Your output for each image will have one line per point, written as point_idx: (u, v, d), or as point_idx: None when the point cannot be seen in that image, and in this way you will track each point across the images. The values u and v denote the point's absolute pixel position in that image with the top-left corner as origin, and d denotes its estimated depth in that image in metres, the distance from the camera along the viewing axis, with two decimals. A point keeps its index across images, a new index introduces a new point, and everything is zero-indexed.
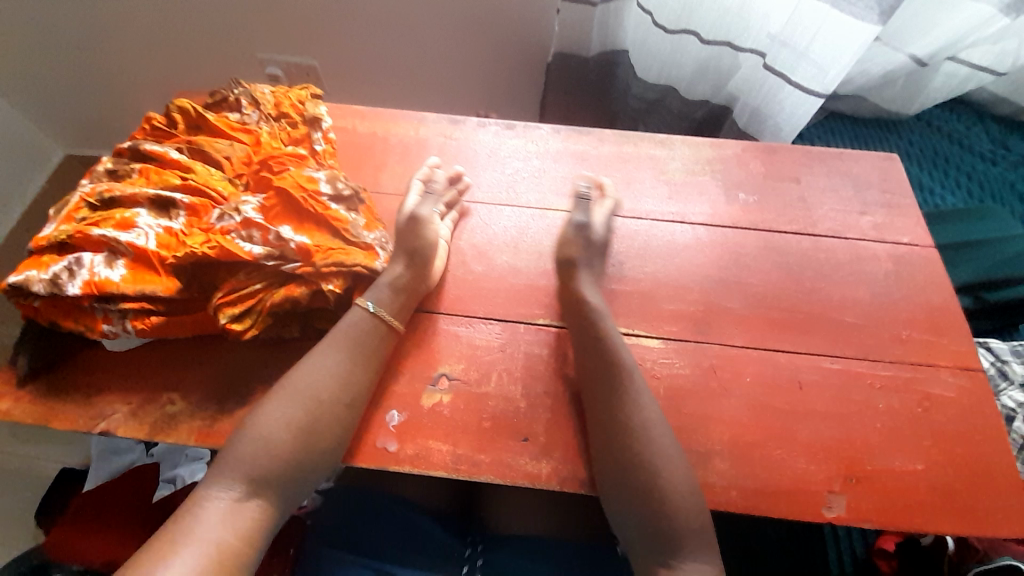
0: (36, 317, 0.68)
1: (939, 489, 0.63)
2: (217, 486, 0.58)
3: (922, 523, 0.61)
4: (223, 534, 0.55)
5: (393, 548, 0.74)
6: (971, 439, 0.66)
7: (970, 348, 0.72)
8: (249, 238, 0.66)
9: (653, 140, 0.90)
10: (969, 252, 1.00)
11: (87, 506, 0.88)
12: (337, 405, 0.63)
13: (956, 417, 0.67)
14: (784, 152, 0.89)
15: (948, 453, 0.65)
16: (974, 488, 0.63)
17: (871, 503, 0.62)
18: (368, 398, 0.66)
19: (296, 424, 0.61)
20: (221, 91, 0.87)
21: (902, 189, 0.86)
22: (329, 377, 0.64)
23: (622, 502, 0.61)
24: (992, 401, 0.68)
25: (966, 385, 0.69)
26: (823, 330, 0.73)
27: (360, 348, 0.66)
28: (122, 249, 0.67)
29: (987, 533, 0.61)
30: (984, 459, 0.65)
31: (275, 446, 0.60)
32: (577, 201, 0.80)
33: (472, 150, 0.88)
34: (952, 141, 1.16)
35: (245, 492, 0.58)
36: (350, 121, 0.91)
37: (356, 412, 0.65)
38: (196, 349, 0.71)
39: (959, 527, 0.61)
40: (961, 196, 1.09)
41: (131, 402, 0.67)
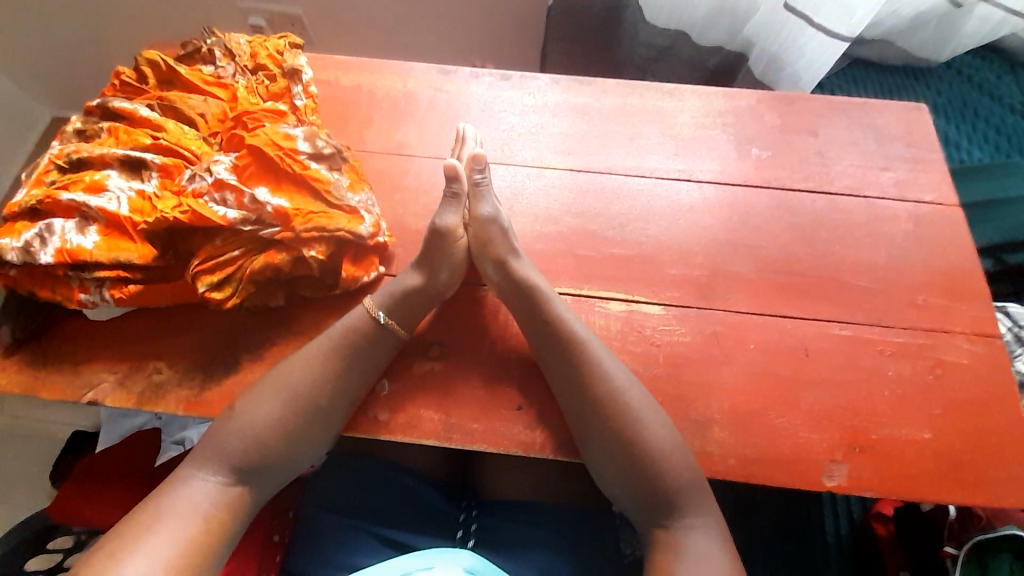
0: (13, 287, 0.66)
1: (945, 458, 0.61)
2: (203, 468, 0.59)
3: (925, 491, 0.60)
4: (207, 513, 0.56)
5: (389, 513, 0.75)
6: (983, 407, 0.63)
7: (990, 313, 0.68)
8: (220, 203, 0.63)
9: (660, 90, 0.83)
10: (992, 212, 0.94)
11: (90, 470, 0.90)
12: (321, 390, 0.62)
13: (969, 385, 0.64)
14: (803, 102, 0.82)
15: (957, 421, 0.63)
16: (982, 456, 0.61)
17: (873, 472, 0.60)
18: (360, 390, 0.64)
19: (281, 416, 0.60)
20: (193, 41, 0.80)
21: (929, 143, 0.79)
22: (319, 371, 0.62)
23: (611, 476, 0.61)
24: (1007, 368, 0.65)
25: (981, 351, 0.66)
26: (835, 294, 0.69)
27: (356, 343, 0.63)
28: (92, 215, 0.63)
29: (992, 501, 0.59)
30: (995, 427, 0.63)
31: (257, 428, 0.60)
32: (473, 192, 0.69)
33: (464, 104, 0.82)
34: (982, 91, 1.07)
35: (228, 477, 0.59)
36: (332, 73, 0.85)
37: (346, 407, 0.63)
38: (182, 316, 0.69)
39: (962, 495, 0.60)
40: (988, 151, 1.01)
41: (118, 372, 0.66)
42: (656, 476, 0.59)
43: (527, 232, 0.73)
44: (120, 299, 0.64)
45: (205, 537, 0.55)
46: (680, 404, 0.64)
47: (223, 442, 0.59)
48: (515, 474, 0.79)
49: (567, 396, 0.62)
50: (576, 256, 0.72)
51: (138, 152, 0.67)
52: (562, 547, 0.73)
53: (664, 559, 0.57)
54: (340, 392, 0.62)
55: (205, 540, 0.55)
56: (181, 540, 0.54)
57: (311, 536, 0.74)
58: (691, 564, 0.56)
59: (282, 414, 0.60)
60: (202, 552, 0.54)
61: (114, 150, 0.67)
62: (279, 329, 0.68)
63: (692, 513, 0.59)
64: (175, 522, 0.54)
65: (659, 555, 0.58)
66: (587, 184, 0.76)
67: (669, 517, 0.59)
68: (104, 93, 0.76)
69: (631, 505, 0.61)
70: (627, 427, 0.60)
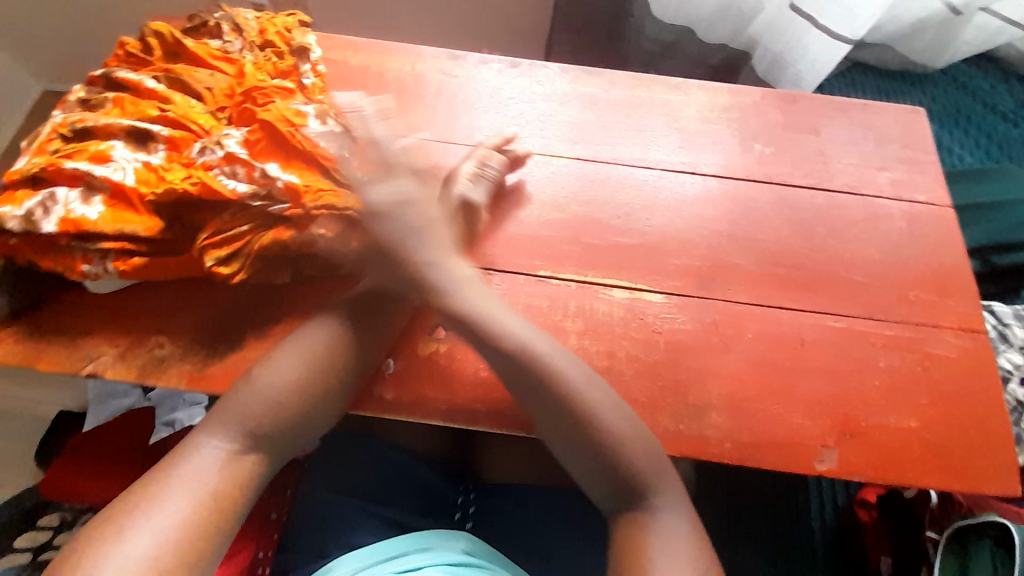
0: (11, 254, 0.64)
1: (932, 446, 0.64)
2: (216, 435, 0.58)
3: (911, 477, 0.62)
4: (223, 479, 0.56)
5: (390, 493, 0.76)
6: (968, 399, 0.66)
7: (977, 310, 0.71)
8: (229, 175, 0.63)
9: (666, 84, 0.84)
10: (982, 214, 0.98)
11: (83, 447, 0.89)
12: (338, 357, 0.62)
13: (955, 378, 0.67)
14: (805, 101, 0.83)
15: (942, 412, 0.65)
16: (965, 445, 0.64)
17: (862, 458, 0.63)
18: (374, 358, 0.65)
19: (298, 382, 0.60)
20: (200, 15, 0.79)
21: (924, 145, 0.82)
22: (337, 339, 0.63)
23: (584, 465, 0.60)
24: (991, 362, 0.68)
25: (967, 346, 0.69)
26: (830, 288, 0.71)
27: (371, 312, 0.65)
28: (97, 185, 0.62)
29: (973, 488, 0.62)
30: (978, 418, 0.65)
31: (271, 396, 0.59)
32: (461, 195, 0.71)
33: (473, 90, 0.82)
34: (975, 99, 1.10)
35: (242, 445, 0.58)
36: (341, 53, 0.84)
37: (361, 375, 0.64)
38: (185, 291, 0.68)
39: (946, 481, 0.62)
40: (979, 157, 1.05)
41: (119, 345, 0.66)
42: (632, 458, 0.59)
43: (534, 219, 0.74)
44: (124, 270, 0.63)
45: (222, 503, 0.55)
46: (679, 389, 0.65)
47: (232, 409, 0.59)
48: (513, 456, 0.81)
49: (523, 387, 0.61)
50: (581, 244, 0.73)
51: (144, 124, 0.66)
52: (554, 526, 0.75)
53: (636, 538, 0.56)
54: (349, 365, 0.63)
55: (222, 506, 0.55)
56: (194, 503, 0.53)
57: (307, 514, 0.75)
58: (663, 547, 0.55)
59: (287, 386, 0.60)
60: (220, 519, 0.54)
61: (120, 121, 0.66)
62: (285, 306, 0.68)
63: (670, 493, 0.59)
64: (185, 485, 0.54)
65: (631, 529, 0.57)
66: (593, 173, 0.77)
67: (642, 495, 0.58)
68: (107, 64, 0.75)
69: (605, 490, 0.60)
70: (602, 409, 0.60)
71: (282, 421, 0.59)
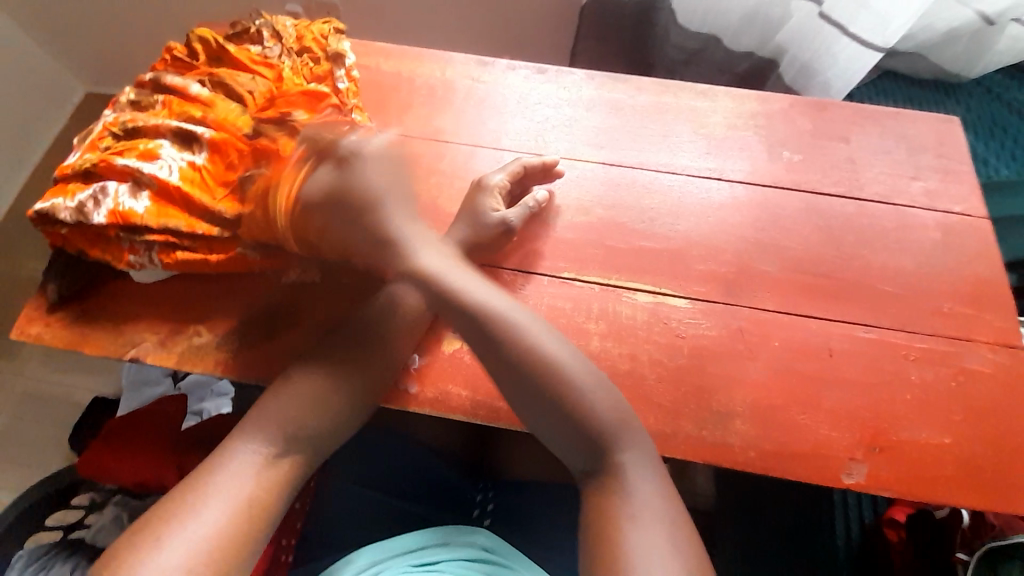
0: (64, 244, 0.68)
1: (965, 463, 0.62)
2: (250, 441, 0.58)
3: (943, 494, 0.61)
4: (258, 483, 0.56)
5: (414, 489, 0.77)
6: (1004, 416, 0.64)
7: (1014, 325, 0.69)
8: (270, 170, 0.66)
9: (693, 91, 0.84)
10: (1021, 227, 0.95)
11: (116, 431, 0.91)
12: (365, 358, 0.64)
13: (991, 394, 0.65)
14: (835, 109, 0.83)
15: (977, 428, 0.63)
16: (1001, 463, 0.62)
17: (892, 473, 0.61)
18: (398, 357, 0.66)
19: (328, 383, 0.62)
20: (242, 21, 0.83)
21: (959, 155, 0.80)
22: (362, 340, 0.65)
23: (564, 448, 0.57)
24: None
25: (1004, 361, 0.67)
26: (860, 298, 0.70)
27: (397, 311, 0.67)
28: (143, 182, 0.66)
29: (1010, 509, 0.60)
30: (1015, 436, 0.63)
31: (302, 399, 0.61)
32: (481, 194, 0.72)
33: (501, 95, 0.84)
34: (1013, 110, 1.07)
35: (277, 448, 0.59)
36: (374, 59, 0.87)
37: (386, 371, 0.65)
38: (222, 284, 0.71)
39: (980, 500, 0.60)
40: (1016, 169, 1.02)
41: (159, 332, 0.68)
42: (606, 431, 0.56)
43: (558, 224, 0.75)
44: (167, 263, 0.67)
45: (258, 506, 0.55)
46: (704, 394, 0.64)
47: (270, 413, 0.60)
48: (534, 457, 0.81)
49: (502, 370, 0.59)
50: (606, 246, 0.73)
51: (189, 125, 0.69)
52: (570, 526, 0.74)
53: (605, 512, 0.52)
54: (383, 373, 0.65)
55: (258, 508, 0.55)
56: (232, 511, 0.54)
57: (329, 505, 0.76)
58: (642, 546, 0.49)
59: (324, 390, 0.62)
60: (256, 520, 0.55)
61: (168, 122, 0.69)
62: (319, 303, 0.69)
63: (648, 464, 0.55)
64: (224, 491, 0.55)
65: (603, 499, 0.53)
66: (618, 178, 0.78)
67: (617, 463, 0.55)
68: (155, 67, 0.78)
69: (589, 471, 0.56)
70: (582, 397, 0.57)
71: (319, 428, 0.61)
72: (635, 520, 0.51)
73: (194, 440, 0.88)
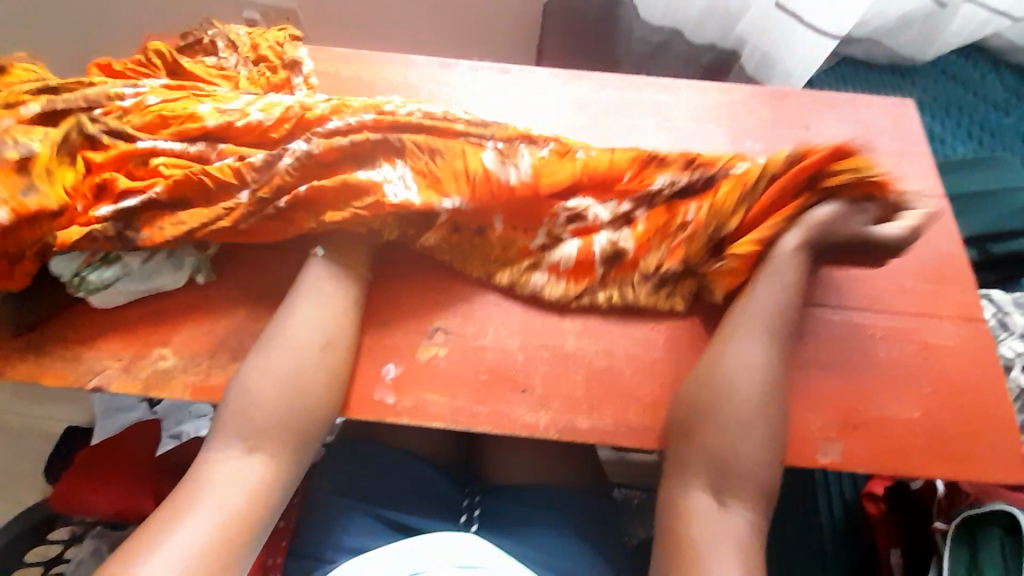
0: (53, 246, 0.62)
1: (936, 436, 0.64)
2: (217, 446, 0.56)
3: (916, 469, 0.62)
4: (233, 488, 0.54)
5: (399, 498, 0.76)
6: (970, 387, 0.66)
7: (976, 298, 0.71)
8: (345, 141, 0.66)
9: (658, 84, 0.85)
10: (978, 202, 0.97)
11: (92, 459, 0.89)
12: (315, 343, 0.61)
13: (956, 366, 0.67)
14: (795, 97, 0.84)
15: (945, 401, 0.65)
16: (970, 435, 0.64)
17: (866, 451, 0.63)
18: (347, 341, 0.64)
19: (282, 373, 0.59)
20: (194, 31, 0.80)
21: (914, 138, 0.82)
22: (313, 327, 0.62)
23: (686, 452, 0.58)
24: (991, 349, 0.68)
25: (967, 334, 0.69)
26: (825, 281, 0.71)
27: (342, 296, 0.65)
28: (181, 149, 0.68)
29: (980, 478, 0.62)
30: (981, 405, 0.65)
31: (260, 395, 0.58)
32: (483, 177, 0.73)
33: (464, 93, 0.83)
34: (967, 89, 1.11)
35: (246, 448, 0.56)
36: (332, 64, 0.85)
37: (333, 353, 0.62)
38: (184, 306, 0.69)
39: (952, 472, 0.62)
40: (971, 147, 1.05)
41: (121, 358, 0.66)
42: (702, 468, 0.57)
43: None
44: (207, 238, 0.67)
45: (238, 511, 0.53)
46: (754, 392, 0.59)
47: (226, 427, 0.57)
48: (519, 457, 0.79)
49: (702, 369, 0.61)
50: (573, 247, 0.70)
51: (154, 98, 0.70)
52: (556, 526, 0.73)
53: (690, 549, 0.53)
54: (333, 356, 0.62)
55: (239, 512, 0.53)
56: (216, 520, 0.52)
57: (315, 525, 0.75)
58: (721, 544, 0.53)
59: (274, 384, 0.59)
60: (240, 525, 0.53)
61: (141, 96, 0.70)
62: (475, 259, 0.70)
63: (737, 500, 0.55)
64: (207, 501, 0.53)
65: (686, 526, 0.55)
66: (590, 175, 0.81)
67: (708, 494, 0.56)
68: (111, 69, 0.75)
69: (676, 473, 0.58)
70: (726, 399, 0.59)
71: (280, 430, 0.57)
72: (721, 557, 0.52)
73: (168, 467, 0.86)
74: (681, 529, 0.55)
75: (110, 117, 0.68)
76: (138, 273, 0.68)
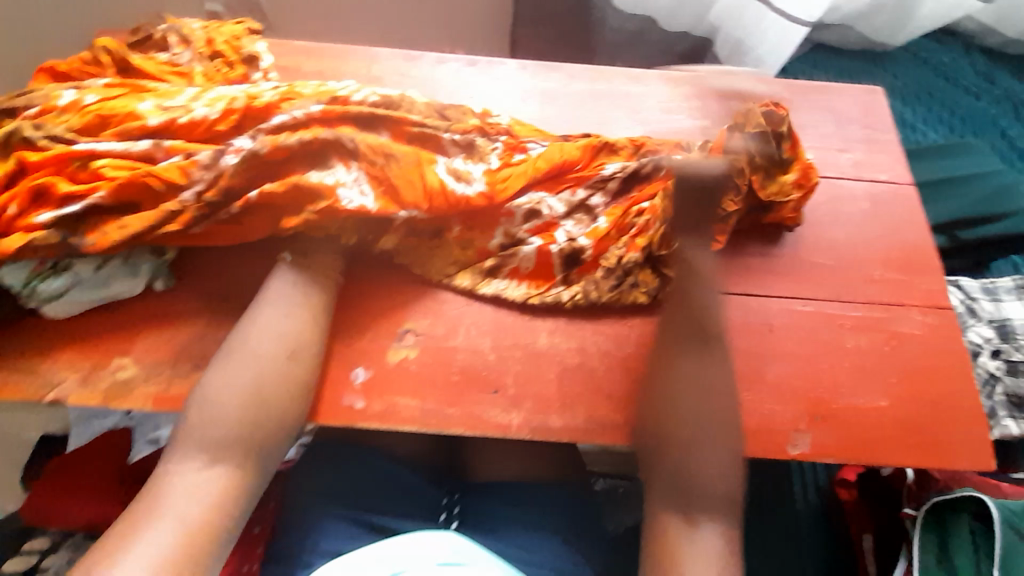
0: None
1: (902, 425, 0.64)
2: (176, 461, 0.54)
3: (883, 458, 0.63)
4: (194, 504, 0.52)
5: (377, 502, 0.73)
6: (936, 375, 0.67)
7: (942, 286, 0.71)
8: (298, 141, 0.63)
9: (628, 75, 0.84)
10: (941, 190, 0.96)
11: (62, 470, 0.87)
12: (281, 352, 0.60)
13: (922, 354, 0.68)
14: (767, 86, 0.84)
15: (911, 390, 0.66)
16: (935, 422, 0.65)
17: (835, 441, 0.63)
18: (314, 349, 0.62)
19: (246, 383, 0.57)
20: (144, 27, 0.77)
21: (884, 125, 0.82)
22: (278, 336, 0.61)
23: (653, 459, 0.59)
24: (956, 337, 0.69)
25: (933, 323, 0.69)
26: (796, 272, 0.71)
27: (309, 303, 0.63)
28: (123, 149, 0.64)
29: (946, 465, 0.63)
30: (947, 393, 0.66)
31: (223, 406, 0.56)
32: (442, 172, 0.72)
33: (432, 85, 0.82)
34: (940, 74, 1.12)
35: (207, 462, 0.53)
36: (294, 59, 0.82)
37: (301, 362, 0.61)
38: (146, 315, 0.67)
39: (918, 460, 0.63)
40: (942, 132, 1.07)
41: (79, 370, 0.64)
42: (670, 483, 0.57)
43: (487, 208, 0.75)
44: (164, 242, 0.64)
45: (200, 528, 0.51)
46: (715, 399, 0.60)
47: (181, 445, 0.54)
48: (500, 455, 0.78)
49: (667, 374, 0.62)
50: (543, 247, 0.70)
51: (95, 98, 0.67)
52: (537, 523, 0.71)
53: (667, 567, 0.53)
54: (299, 367, 0.60)
55: (202, 528, 0.51)
56: (176, 538, 0.50)
57: (289, 533, 0.73)
58: (693, 554, 0.54)
59: (231, 399, 0.56)
60: (203, 542, 0.50)
61: (83, 98, 0.67)
62: (435, 261, 0.70)
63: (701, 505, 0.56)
64: (166, 518, 0.50)
65: (659, 536, 0.56)
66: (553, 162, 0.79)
67: (677, 512, 0.56)
68: (56, 69, 0.71)
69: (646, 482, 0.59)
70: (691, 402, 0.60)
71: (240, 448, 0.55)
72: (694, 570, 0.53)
73: (140, 476, 0.84)
74: (658, 556, 0.55)
75: (49, 120, 0.65)
76: (92, 280, 0.65)
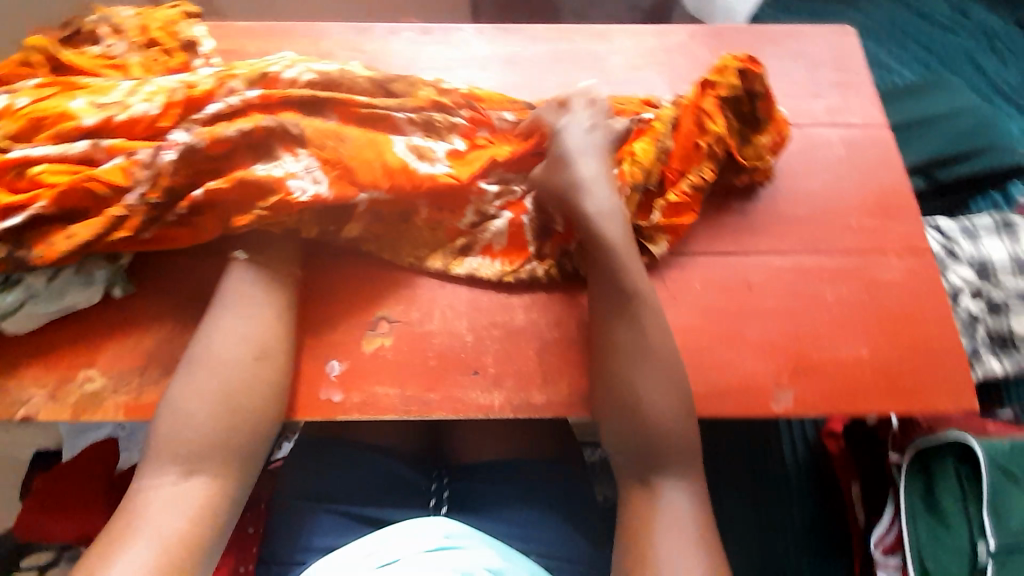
0: None
1: (885, 371, 0.64)
2: (149, 477, 0.53)
3: (868, 405, 0.63)
4: (174, 517, 0.51)
5: (367, 494, 0.73)
6: (917, 318, 0.66)
7: (921, 229, 0.70)
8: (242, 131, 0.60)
9: (591, 35, 0.81)
10: (919, 130, 0.93)
11: (55, 496, 0.83)
12: (246, 355, 0.58)
13: (903, 299, 0.67)
14: (734, 35, 0.81)
15: (892, 335, 0.66)
16: (919, 366, 0.64)
17: (819, 393, 0.63)
18: (284, 347, 0.60)
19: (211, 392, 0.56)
20: (74, 21, 0.72)
21: (857, 67, 0.80)
22: (244, 339, 0.58)
23: (619, 429, 0.58)
24: (936, 279, 0.68)
25: (912, 267, 0.69)
26: (772, 227, 0.70)
27: (278, 302, 0.61)
28: (59, 153, 0.61)
29: (930, 408, 0.63)
30: (929, 336, 0.66)
31: (189, 418, 0.55)
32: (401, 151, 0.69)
33: (386, 59, 0.78)
34: (913, 11, 1.09)
35: (182, 474, 0.53)
36: (237, 40, 0.78)
37: (272, 362, 0.59)
38: (106, 323, 0.65)
39: (902, 405, 0.63)
40: (919, 71, 1.04)
41: (47, 385, 0.62)
42: (642, 452, 0.57)
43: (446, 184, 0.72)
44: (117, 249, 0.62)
45: (184, 538, 0.50)
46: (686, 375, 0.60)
47: (161, 457, 0.53)
48: (485, 434, 0.78)
49: (626, 346, 0.59)
50: (512, 224, 0.69)
51: (29, 102, 0.63)
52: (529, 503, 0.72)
53: (640, 541, 0.54)
54: (270, 367, 0.59)
55: (188, 537, 0.51)
56: (159, 551, 0.49)
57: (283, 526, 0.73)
58: (672, 520, 0.54)
59: (205, 409, 0.55)
60: (189, 552, 0.50)
61: (15, 101, 0.63)
62: (403, 245, 0.68)
63: (681, 473, 0.57)
64: (145, 534, 0.49)
65: (639, 505, 0.56)
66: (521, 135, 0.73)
67: (639, 482, 0.57)
68: None
69: (618, 453, 0.59)
70: (656, 371, 0.59)
71: (221, 452, 0.54)
72: (669, 542, 0.53)
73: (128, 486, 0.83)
74: (633, 531, 0.55)
75: None
76: (45, 293, 0.62)
